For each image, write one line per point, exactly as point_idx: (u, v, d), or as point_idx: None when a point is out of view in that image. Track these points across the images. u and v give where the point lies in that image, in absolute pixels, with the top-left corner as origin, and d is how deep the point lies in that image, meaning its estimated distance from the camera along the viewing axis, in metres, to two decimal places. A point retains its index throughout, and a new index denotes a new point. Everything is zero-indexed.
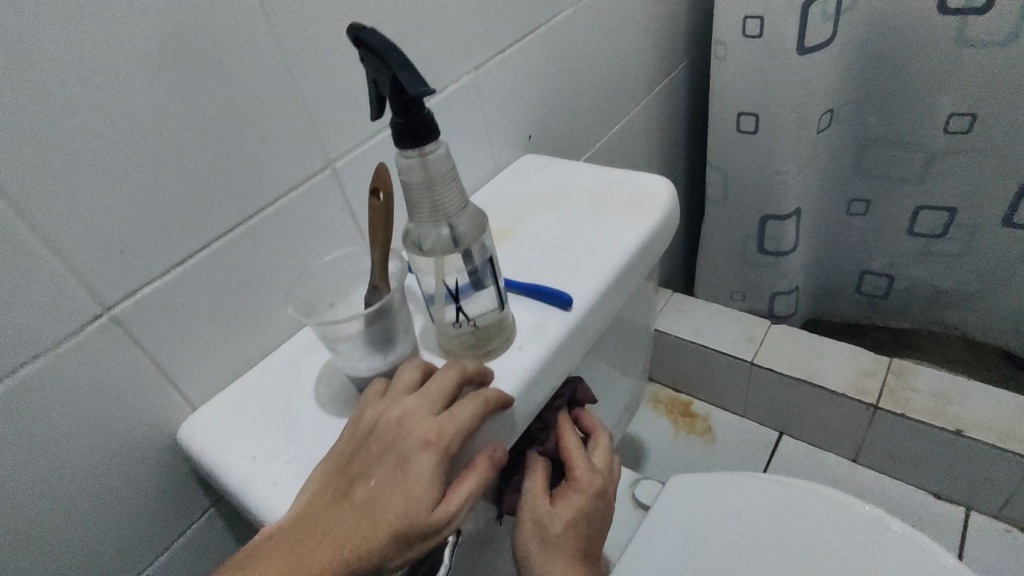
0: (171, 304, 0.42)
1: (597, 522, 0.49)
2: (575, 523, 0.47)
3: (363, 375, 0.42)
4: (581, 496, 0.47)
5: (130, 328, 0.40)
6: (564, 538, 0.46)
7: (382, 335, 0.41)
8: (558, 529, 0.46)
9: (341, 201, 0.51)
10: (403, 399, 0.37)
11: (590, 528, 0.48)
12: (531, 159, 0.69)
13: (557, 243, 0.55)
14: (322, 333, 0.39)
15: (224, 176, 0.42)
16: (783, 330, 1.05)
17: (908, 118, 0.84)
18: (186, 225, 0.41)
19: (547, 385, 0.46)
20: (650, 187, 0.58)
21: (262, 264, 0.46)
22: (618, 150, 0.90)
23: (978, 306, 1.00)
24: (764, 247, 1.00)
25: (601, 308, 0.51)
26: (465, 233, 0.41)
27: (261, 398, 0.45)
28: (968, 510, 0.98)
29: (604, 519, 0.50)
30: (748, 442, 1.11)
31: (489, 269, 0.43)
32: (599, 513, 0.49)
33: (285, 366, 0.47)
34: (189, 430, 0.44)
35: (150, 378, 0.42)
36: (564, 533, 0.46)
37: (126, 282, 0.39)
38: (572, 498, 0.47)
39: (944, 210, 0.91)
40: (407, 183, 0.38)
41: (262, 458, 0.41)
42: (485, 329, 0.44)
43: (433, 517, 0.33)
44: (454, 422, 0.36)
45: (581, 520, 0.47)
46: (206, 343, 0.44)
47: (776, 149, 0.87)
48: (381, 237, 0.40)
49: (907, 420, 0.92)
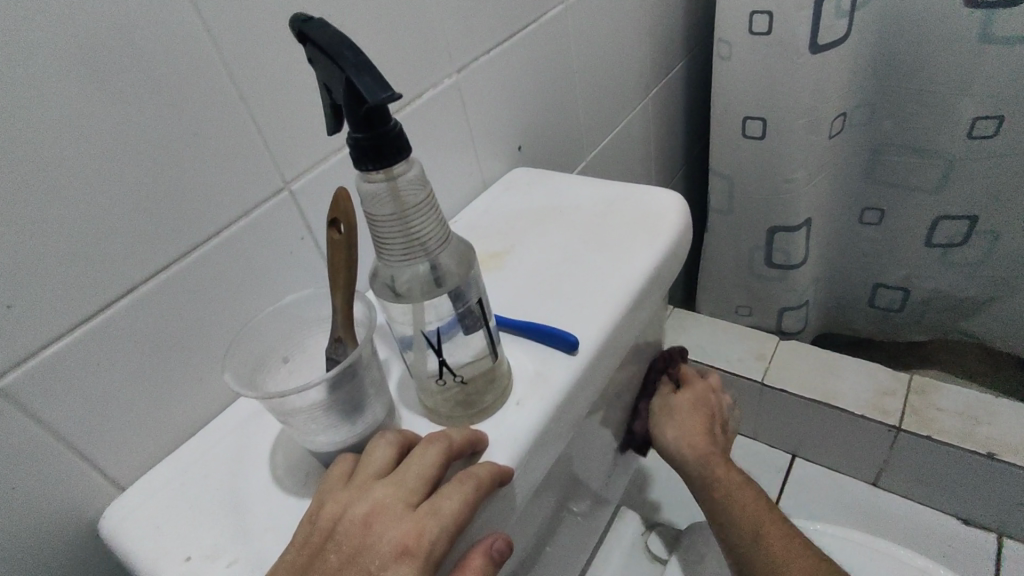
0: (84, 366, 0.34)
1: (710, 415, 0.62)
2: (698, 408, 0.60)
3: (325, 449, 0.34)
4: (697, 395, 0.61)
5: (27, 402, 0.32)
6: (691, 420, 0.59)
7: (346, 403, 0.33)
8: (687, 413, 0.59)
9: (302, 228, 0.43)
10: (372, 487, 0.30)
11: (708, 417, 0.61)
12: (520, 172, 0.62)
13: (555, 273, 0.48)
14: (269, 405, 0.31)
15: (150, 206, 0.34)
16: (795, 346, 0.98)
17: (927, 120, 0.78)
18: (102, 268, 0.33)
19: (552, 447, 0.38)
20: (659, 204, 0.51)
21: (202, 308, 0.38)
22: (614, 158, 0.83)
23: (999, 317, 0.92)
24: (772, 259, 0.93)
25: (610, 348, 0.43)
26: (446, 271, 0.33)
27: (202, 477, 0.37)
28: (1001, 537, 0.91)
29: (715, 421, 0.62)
30: (760, 466, 1.03)
31: (479, 313, 0.35)
32: (711, 409, 0.62)
33: (234, 433, 0.39)
34: (111, 520, 0.36)
35: (59, 457, 0.34)
36: (692, 416, 0.59)
37: (20, 344, 0.31)
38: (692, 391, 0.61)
39: (965, 218, 0.84)
40: (373, 214, 0.30)
41: (198, 559, 0.33)
42: (475, 384, 0.37)
43: None
44: (438, 518, 0.28)
45: (700, 408, 0.61)
46: (133, 409, 0.36)
47: (786, 155, 0.81)
48: (342, 279, 0.32)
49: (934, 443, 0.84)
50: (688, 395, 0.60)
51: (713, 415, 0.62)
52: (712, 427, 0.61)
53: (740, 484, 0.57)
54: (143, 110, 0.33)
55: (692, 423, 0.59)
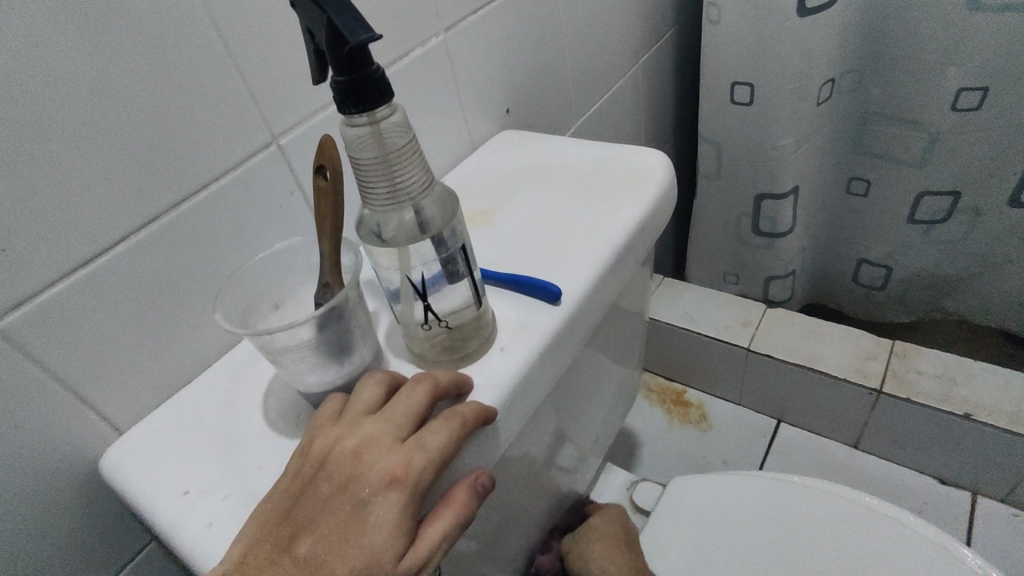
0: (78, 311, 0.34)
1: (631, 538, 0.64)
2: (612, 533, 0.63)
3: (315, 390, 0.35)
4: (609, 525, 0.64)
5: (24, 343, 0.33)
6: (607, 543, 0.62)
7: (333, 343, 0.34)
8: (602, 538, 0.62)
9: (291, 183, 0.44)
10: (361, 424, 0.31)
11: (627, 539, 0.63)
12: (509, 134, 0.63)
13: (540, 231, 0.49)
14: (260, 343, 0.32)
15: (140, 152, 0.35)
16: (780, 313, 1.00)
17: (912, 92, 0.78)
18: (94, 213, 0.34)
19: (533, 393, 0.39)
20: (644, 163, 0.52)
21: (194, 258, 0.39)
22: (604, 124, 0.83)
23: (979, 291, 0.93)
24: (759, 226, 0.94)
25: (593, 302, 0.44)
26: (430, 217, 0.34)
27: (197, 420, 0.38)
28: (974, 495, 0.94)
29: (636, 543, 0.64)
30: (745, 430, 1.06)
31: (463, 260, 0.36)
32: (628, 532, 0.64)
33: (227, 379, 0.41)
34: (111, 461, 0.37)
35: (58, 398, 0.35)
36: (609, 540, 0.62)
37: (15, 288, 0.32)
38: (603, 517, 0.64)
39: (948, 194, 0.85)
40: (357, 158, 0.31)
41: (194, 494, 0.34)
42: (461, 330, 0.38)
43: (399, 570, 0.27)
44: (425, 452, 0.29)
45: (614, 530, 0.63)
46: (130, 353, 0.37)
47: (773, 121, 0.81)
48: (329, 224, 0.33)
49: (912, 404, 0.87)
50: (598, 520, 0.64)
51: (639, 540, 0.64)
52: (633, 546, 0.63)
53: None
54: (133, 56, 0.33)
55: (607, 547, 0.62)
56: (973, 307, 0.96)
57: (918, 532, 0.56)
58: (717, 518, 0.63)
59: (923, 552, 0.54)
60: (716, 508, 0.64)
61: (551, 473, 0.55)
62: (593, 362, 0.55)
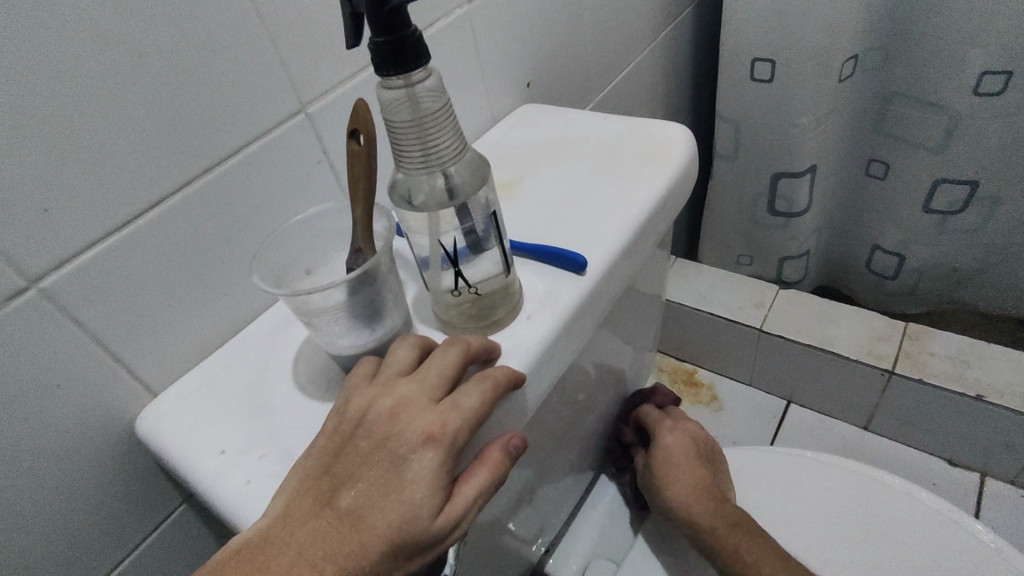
0: (115, 273, 0.35)
1: (715, 455, 0.62)
2: (682, 449, 0.62)
3: (348, 353, 0.35)
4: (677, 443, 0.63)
5: (64, 304, 0.33)
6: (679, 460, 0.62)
7: (366, 307, 0.34)
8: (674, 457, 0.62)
9: (319, 152, 0.44)
10: (397, 384, 0.31)
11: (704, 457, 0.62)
12: (529, 108, 0.62)
13: (562, 203, 0.49)
14: (296, 304, 0.33)
15: (175, 116, 0.35)
16: (793, 294, 1.00)
17: (934, 75, 0.76)
18: (131, 177, 0.34)
19: (559, 361, 0.40)
20: (666, 137, 0.52)
21: (226, 223, 0.40)
22: (623, 99, 0.83)
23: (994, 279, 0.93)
24: (775, 206, 0.94)
25: (616, 274, 0.44)
26: (461, 184, 0.34)
27: (230, 383, 0.39)
28: (983, 476, 0.94)
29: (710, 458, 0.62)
30: (756, 410, 1.07)
31: (493, 227, 0.36)
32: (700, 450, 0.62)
33: (258, 344, 0.41)
34: (147, 421, 0.38)
35: (97, 358, 0.36)
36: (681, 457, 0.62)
37: (56, 249, 0.32)
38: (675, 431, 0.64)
39: (966, 183, 0.83)
40: (392, 121, 0.31)
41: (231, 453, 0.35)
42: (489, 298, 0.38)
43: (435, 524, 0.28)
44: (459, 412, 0.30)
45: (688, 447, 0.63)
46: (165, 316, 0.38)
47: (793, 98, 0.80)
48: (362, 189, 0.33)
49: (925, 385, 0.87)
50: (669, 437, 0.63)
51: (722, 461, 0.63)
52: (710, 465, 0.61)
53: (746, 527, 0.54)
54: (170, 19, 0.33)
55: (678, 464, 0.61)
56: (989, 295, 0.95)
57: (931, 507, 0.56)
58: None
59: (933, 525, 0.55)
60: None
61: (570, 444, 0.56)
62: (612, 336, 0.56)
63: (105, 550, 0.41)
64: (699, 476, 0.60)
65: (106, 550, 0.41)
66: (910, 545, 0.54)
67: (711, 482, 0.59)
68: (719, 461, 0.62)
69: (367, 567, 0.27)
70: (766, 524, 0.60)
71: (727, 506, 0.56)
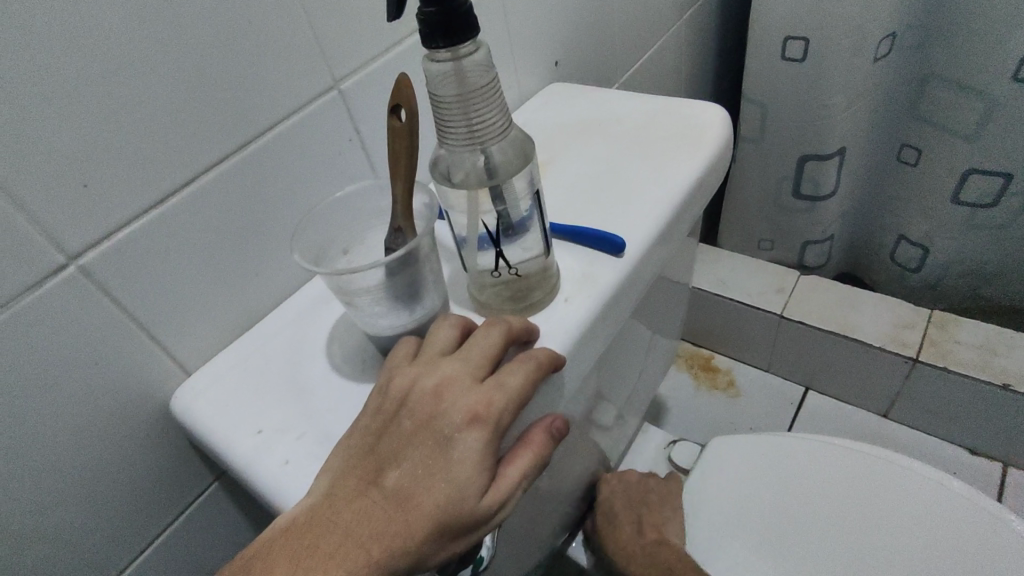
0: (150, 250, 0.34)
1: (658, 500, 0.65)
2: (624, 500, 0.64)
3: (386, 334, 0.35)
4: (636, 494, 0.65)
5: (102, 279, 0.33)
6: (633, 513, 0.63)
7: (407, 287, 0.34)
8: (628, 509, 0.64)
9: (351, 129, 0.43)
10: (440, 363, 0.31)
11: (647, 503, 0.65)
12: (557, 88, 0.61)
13: (596, 184, 0.48)
14: (336, 283, 0.32)
15: (212, 90, 0.34)
16: (815, 281, 0.98)
17: (972, 57, 0.73)
18: (168, 152, 0.34)
19: (596, 345, 0.39)
20: (701, 118, 0.50)
21: (260, 200, 0.39)
22: (649, 79, 0.81)
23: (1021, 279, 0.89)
24: (800, 190, 0.92)
25: (653, 257, 0.43)
26: (505, 162, 0.33)
27: (263, 363, 0.39)
28: (1006, 467, 0.93)
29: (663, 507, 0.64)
30: (774, 396, 1.06)
31: (535, 207, 0.36)
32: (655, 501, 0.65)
33: (290, 324, 0.41)
34: (182, 399, 0.38)
35: (135, 335, 0.36)
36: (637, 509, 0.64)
37: (94, 224, 0.32)
38: (617, 481, 0.66)
39: (999, 174, 0.79)
40: (437, 95, 0.30)
41: (268, 433, 0.35)
42: (528, 279, 0.38)
43: (482, 504, 0.28)
44: (504, 392, 0.29)
45: (632, 497, 0.65)
46: (201, 293, 0.38)
47: (824, 78, 0.78)
48: (403, 166, 0.32)
49: (951, 373, 0.86)
50: (611, 488, 0.65)
51: (673, 502, 0.65)
52: (651, 511, 0.64)
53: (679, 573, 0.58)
54: None
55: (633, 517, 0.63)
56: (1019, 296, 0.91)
57: (962, 496, 0.55)
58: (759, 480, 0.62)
59: (962, 510, 0.55)
60: (753, 470, 0.62)
61: (598, 429, 0.55)
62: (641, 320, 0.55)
63: (139, 529, 0.41)
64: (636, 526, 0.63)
65: (140, 529, 0.41)
66: (938, 530, 0.54)
67: (648, 532, 0.63)
68: (662, 506, 0.65)
69: (414, 547, 0.27)
70: (794, 507, 0.59)
71: (663, 557, 0.60)
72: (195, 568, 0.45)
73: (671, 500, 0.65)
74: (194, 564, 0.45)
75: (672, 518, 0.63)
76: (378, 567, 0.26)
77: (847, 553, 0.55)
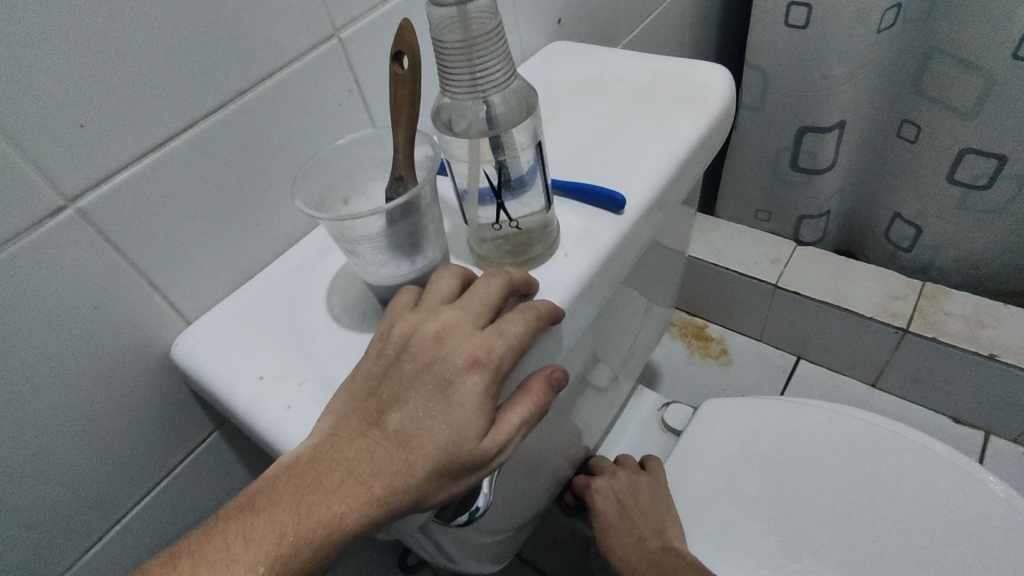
0: (146, 197, 0.34)
1: (648, 497, 0.63)
2: (616, 509, 0.64)
3: (386, 284, 0.35)
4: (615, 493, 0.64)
5: (100, 224, 0.33)
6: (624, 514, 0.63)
7: (407, 236, 0.34)
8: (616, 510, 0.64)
9: (350, 81, 0.43)
10: (441, 310, 0.31)
11: (638, 505, 0.63)
12: (560, 45, 0.60)
13: (597, 143, 0.48)
14: (338, 229, 0.32)
15: (207, 36, 0.34)
16: (811, 252, 0.99)
17: (975, 32, 0.71)
18: (165, 97, 0.33)
19: (594, 299, 0.39)
20: (704, 79, 0.50)
21: (257, 151, 0.39)
22: (649, 42, 0.80)
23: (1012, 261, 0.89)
24: (798, 161, 0.92)
25: (652, 216, 0.43)
26: (506, 113, 0.33)
27: (264, 313, 0.39)
28: (987, 434, 0.95)
29: (652, 505, 0.62)
30: (765, 365, 1.07)
31: (537, 161, 0.35)
32: (641, 496, 0.63)
33: (290, 276, 0.41)
34: (184, 346, 0.38)
35: (135, 283, 0.36)
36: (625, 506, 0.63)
37: (92, 168, 0.31)
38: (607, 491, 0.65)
39: (993, 156, 0.79)
40: (441, 41, 0.30)
41: (270, 379, 0.35)
42: (529, 233, 0.38)
43: (481, 447, 0.28)
44: (504, 339, 0.30)
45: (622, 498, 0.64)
46: (199, 245, 0.38)
47: (827, 46, 0.77)
48: (404, 115, 0.32)
49: (939, 344, 0.87)
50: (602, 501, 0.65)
51: (667, 495, 0.62)
52: (641, 510, 0.62)
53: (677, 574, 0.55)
54: None
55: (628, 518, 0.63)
56: (1011, 278, 0.91)
57: (944, 457, 0.57)
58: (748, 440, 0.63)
59: (946, 474, 0.56)
60: (743, 430, 0.63)
61: (593, 391, 0.56)
62: (640, 283, 0.55)
63: (140, 476, 0.41)
64: (633, 532, 0.62)
65: (142, 476, 0.41)
66: (921, 492, 0.55)
67: (647, 536, 0.61)
68: (659, 506, 0.62)
69: (414, 485, 0.27)
70: (783, 467, 0.60)
71: (661, 559, 0.57)
72: (199, 513, 0.47)
73: (663, 496, 0.63)
74: (197, 508, 0.46)
75: (671, 518, 0.61)
76: (379, 503, 0.27)
77: (835, 512, 0.56)
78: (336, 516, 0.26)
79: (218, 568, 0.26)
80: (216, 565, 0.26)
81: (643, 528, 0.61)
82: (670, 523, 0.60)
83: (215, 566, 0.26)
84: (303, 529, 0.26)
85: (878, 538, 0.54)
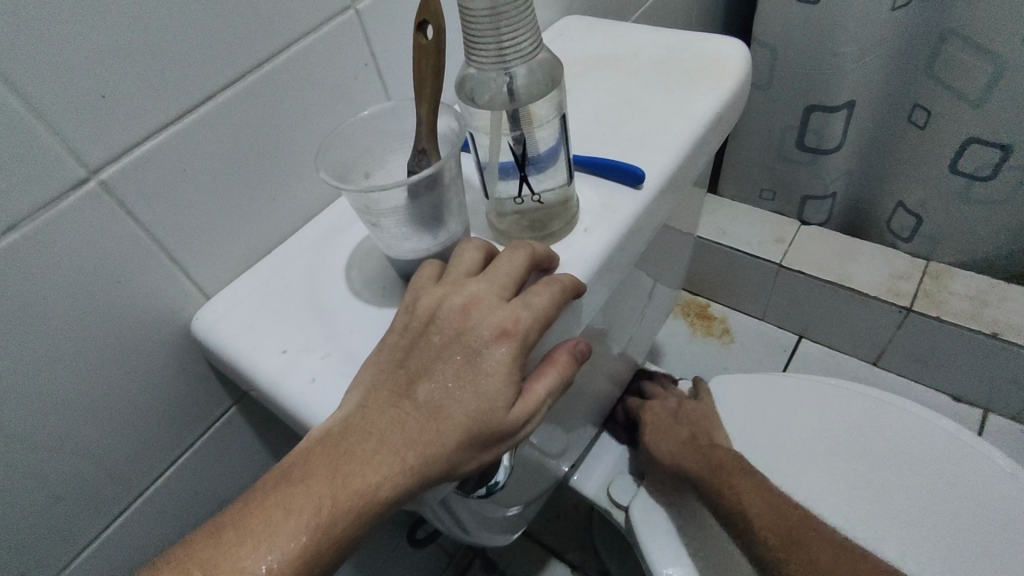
0: (164, 172, 0.34)
1: (705, 414, 0.64)
2: (669, 418, 0.63)
3: (409, 257, 0.35)
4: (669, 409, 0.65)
5: (122, 197, 0.33)
6: (675, 424, 0.63)
7: (431, 209, 0.34)
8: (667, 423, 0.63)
9: (366, 54, 0.42)
10: (467, 283, 0.31)
11: (692, 419, 0.64)
12: (573, 19, 0.59)
13: (613, 118, 0.47)
14: (362, 202, 0.32)
15: (221, 8, 0.33)
16: (815, 233, 1.00)
17: (987, 14, 0.70)
18: (182, 70, 0.33)
19: (612, 275, 0.39)
20: (721, 53, 0.49)
21: (275, 125, 0.38)
22: (658, 18, 0.79)
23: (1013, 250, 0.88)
24: (804, 140, 0.91)
25: (669, 192, 0.43)
26: (529, 86, 0.33)
27: (284, 286, 0.39)
28: (985, 412, 0.96)
29: (706, 421, 0.63)
30: (768, 344, 1.08)
31: (560, 133, 0.35)
32: (695, 412, 0.64)
33: (309, 251, 0.41)
34: (205, 320, 0.38)
35: (154, 258, 0.35)
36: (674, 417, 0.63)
37: (113, 141, 0.31)
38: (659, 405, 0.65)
39: (997, 146, 0.78)
40: (468, 10, 0.29)
41: (293, 352, 0.35)
42: (550, 208, 0.37)
43: (510, 415, 0.29)
44: (531, 310, 0.30)
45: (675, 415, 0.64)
46: (218, 219, 0.38)
47: (838, 24, 0.76)
48: (428, 87, 0.31)
49: (944, 323, 0.87)
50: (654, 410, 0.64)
51: (717, 416, 0.64)
52: (695, 422, 0.63)
53: (732, 473, 0.57)
54: None
55: (679, 429, 0.62)
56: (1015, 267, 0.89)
57: (951, 432, 0.58)
58: (753, 421, 0.63)
59: (952, 450, 0.57)
60: (748, 412, 0.64)
61: (606, 367, 0.56)
62: (653, 260, 0.55)
63: (159, 450, 0.41)
64: (684, 435, 0.62)
65: (161, 451, 0.42)
66: (927, 469, 0.56)
67: (700, 439, 0.61)
68: (710, 418, 0.64)
69: (446, 454, 0.28)
70: (784, 457, 0.60)
71: (715, 455, 0.59)
72: (217, 485, 0.47)
73: (715, 413, 0.64)
74: (215, 481, 0.47)
75: (719, 429, 0.63)
76: (413, 471, 0.27)
77: (842, 500, 0.57)
78: (372, 486, 0.27)
79: (260, 538, 0.26)
80: (259, 536, 0.26)
81: (694, 434, 0.62)
82: (719, 431, 0.63)
83: (257, 536, 0.26)
84: (341, 498, 0.27)
85: (890, 515, 0.55)
